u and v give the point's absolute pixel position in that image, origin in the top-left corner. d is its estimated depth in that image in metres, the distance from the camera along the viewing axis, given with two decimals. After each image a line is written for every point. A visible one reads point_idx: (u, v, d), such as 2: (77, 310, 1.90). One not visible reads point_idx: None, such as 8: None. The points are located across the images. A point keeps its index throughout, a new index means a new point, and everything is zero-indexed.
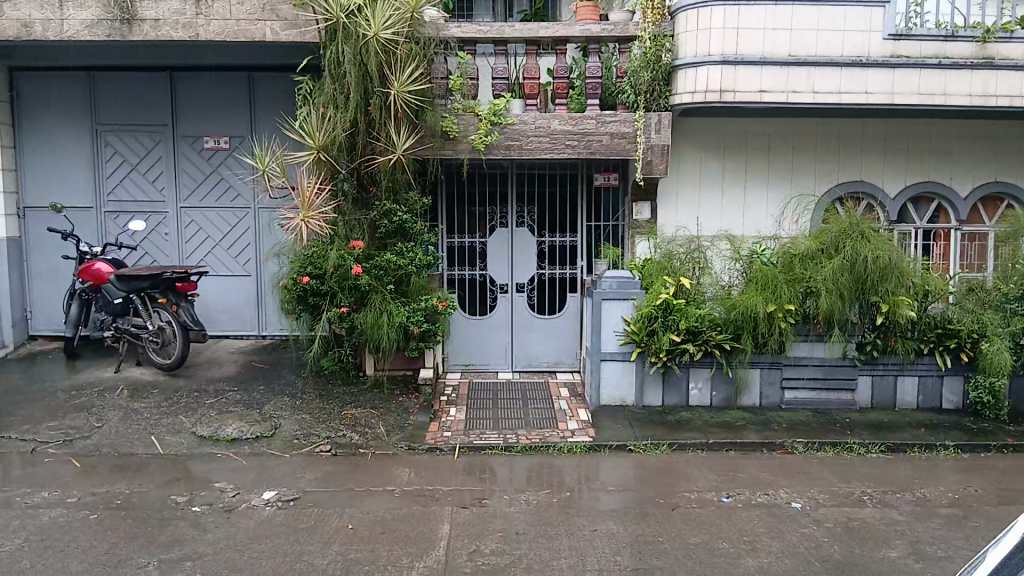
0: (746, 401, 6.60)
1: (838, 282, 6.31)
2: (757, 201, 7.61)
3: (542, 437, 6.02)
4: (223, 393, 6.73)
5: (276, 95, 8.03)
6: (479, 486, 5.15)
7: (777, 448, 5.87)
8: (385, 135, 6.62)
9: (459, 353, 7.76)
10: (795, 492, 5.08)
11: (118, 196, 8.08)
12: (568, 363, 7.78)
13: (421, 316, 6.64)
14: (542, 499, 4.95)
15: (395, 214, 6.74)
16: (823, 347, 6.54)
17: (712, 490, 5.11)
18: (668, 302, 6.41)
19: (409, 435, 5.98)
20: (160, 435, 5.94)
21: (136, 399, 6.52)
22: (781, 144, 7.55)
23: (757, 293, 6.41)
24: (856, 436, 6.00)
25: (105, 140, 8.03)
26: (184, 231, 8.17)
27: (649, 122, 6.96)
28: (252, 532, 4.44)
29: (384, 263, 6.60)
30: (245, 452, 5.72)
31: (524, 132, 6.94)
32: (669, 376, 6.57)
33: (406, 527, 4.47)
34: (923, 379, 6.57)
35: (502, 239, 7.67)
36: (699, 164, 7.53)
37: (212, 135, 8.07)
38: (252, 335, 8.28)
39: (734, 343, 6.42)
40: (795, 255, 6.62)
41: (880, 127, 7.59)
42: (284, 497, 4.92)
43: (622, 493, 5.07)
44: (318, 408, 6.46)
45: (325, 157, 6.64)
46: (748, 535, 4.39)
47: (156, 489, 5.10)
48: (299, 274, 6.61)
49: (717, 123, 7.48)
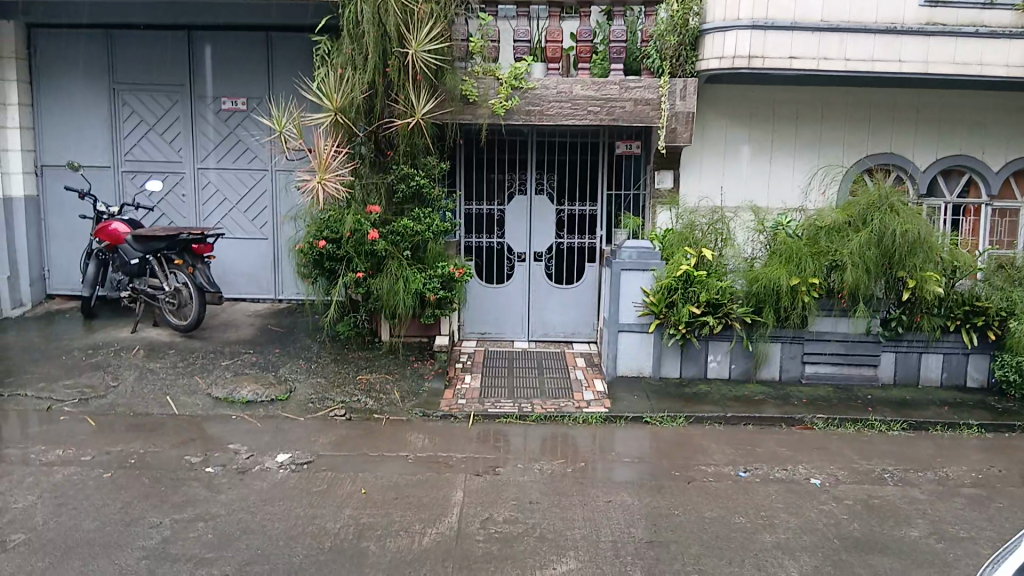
0: (765, 374, 6.48)
1: (865, 256, 6.15)
2: (782, 171, 7.43)
3: (557, 407, 5.97)
4: (239, 355, 6.73)
5: (295, 56, 7.91)
6: (493, 454, 5.12)
7: (796, 423, 5.78)
8: (403, 97, 6.49)
9: (474, 321, 7.70)
10: (815, 468, 4.99)
11: (135, 156, 8.03)
12: (585, 334, 7.69)
13: (437, 283, 6.56)
14: (557, 469, 4.90)
15: (413, 178, 6.63)
16: (847, 322, 6.40)
17: (730, 463, 5.04)
18: (689, 273, 6.31)
19: (424, 402, 5.95)
20: (176, 395, 5.95)
21: (153, 360, 6.53)
22: (809, 113, 7.35)
23: (781, 267, 6.28)
24: (878, 413, 5.89)
25: (123, 99, 7.97)
26: (201, 192, 8.12)
27: (673, 89, 6.76)
28: (265, 494, 4.43)
29: (401, 229, 6.52)
30: (260, 415, 5.71)
31: (546, 97, 6.79)
32: (688, 348, 6.47)
33: (419, 493, 4.44)
34: (948, 357, 6.42)
35: (521, 206, 7.55)
36: (724, 133, 7.36)
37: (230, 96, 7.99)
38: (268, 298, 8.25)
39: (756, 316, 6.31)
40: (821, 227, 6.46)
41: (913, 98, 7.36)
42: (298, 460, 4.91)
43: (638, 465, 5.01)
44: (333, 373, 6.45)
45: (343, 119, 6.52)
46: (765, 510, 4.32)
47: (171, 449, 5.11)
48: (315, 237, 6.54)
49: (744, 91, 7.28)
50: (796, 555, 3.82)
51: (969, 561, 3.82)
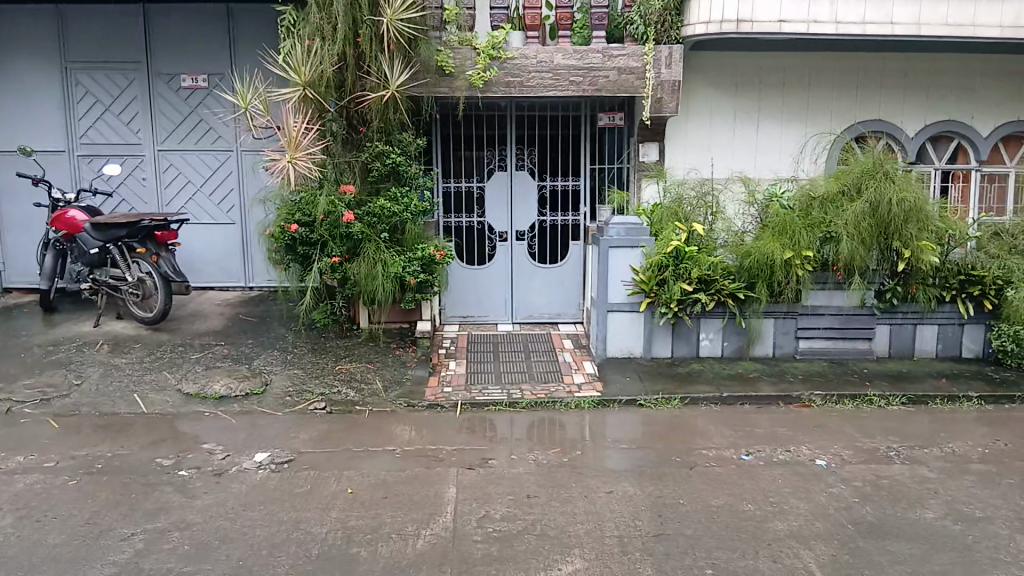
0: (758, 351, 6.31)
1: (861, 227, 5.97)
2: (770, 141, 7.22)
3: (548, 392, 5.73)
4: (210, 347, 6.39)
5: (258, 29, 7.50)
6: (484, 445, 4.87)
7: (793, 401, 5.61)
8: (375, 68, 6.13)
9: (456, 304, 7.42)
10: (818, 448, 4.82)
11: (92, 140, 7.57)
12: (571, 314, 7.46)
13: (417, 267, 6.25)
14: (553, 458, 4.66)
15: (389, 156, 6.30)
16: (842, 295, 6.23)
17: (731, 446, 4.85)
18: (680, 250, 6.11)
19: (407, 391, 5.68)
20: (144, 393, 5.60)
21: (117, 355, 6.16)
22: (796, 79, 7.13)
23: (773, 240, 6.08)
24: (876, 388, 5.75)
25: (76, 79, 7.48)
26: (163, 176, 7.69)
27: (659, 57, 6.50)
28: (245, 498, 4.14)
29: (377, 210, 6.21)
30: (235, 411, 5.40)
31: (527, 67, 6.47)
32: (679, 326, 6.27)
33: (409, 490, 4.18)
34: (943, 328, 6.31)
35: (501, 183, 7.25)
36: (709, 101, 7.12)
37: (190, 73, 7.55)
38: (239, 286, 7.88)
39: (749, 292, 6.10)
40: (814, 197, 6.27)
41: (901, 63, 7.19)
42: (277, 459, 4.62)
43: (636, 451, 4.80)
44: (311, 363, 6.14)
45: (312, 93, 6.12)
46: (773, 496, 4.14)
47: (141, 451, 4.78)
48: (286, 221, 6.18)
49: (731, 57, 7.04)
50: (811, 544, 3.63)
51: (988, 543, 3.67)
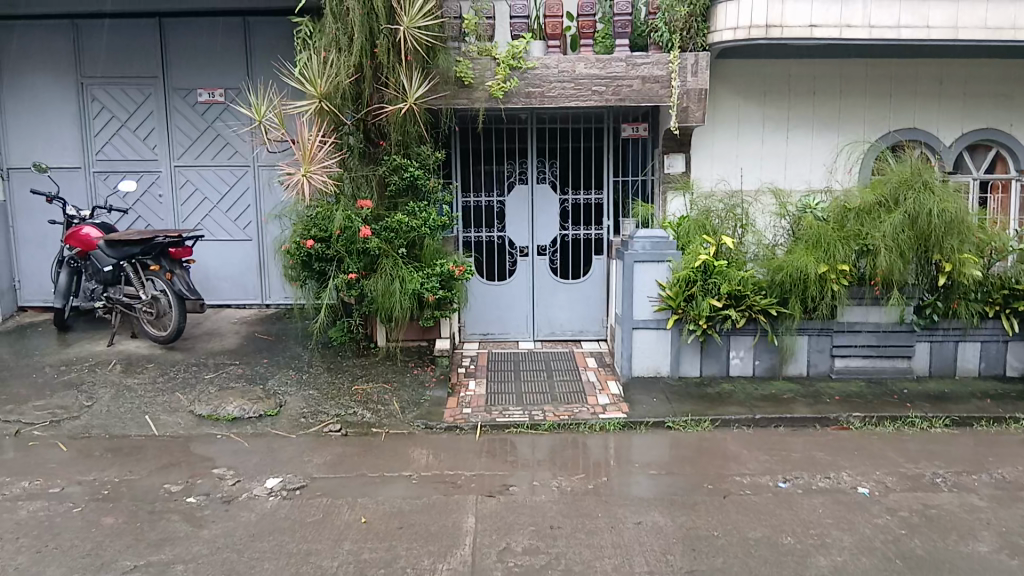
0: (792, 370, 6.04)
1: (899, 239, 5.68)
2: (800, 150, 6.97)
3: (571, 414, 5.49)
4: (224, 367, 6.23)
5: (274, 42, 7.40)
6: (504, 470, 4.64)
7: (830, 423, 5.32)
8: (393, 79, 5.98)
9: (475, 322, 7.22)
10: (859, 474, 4.54)
11: (107, 156, 7.50)
12: (594, 332, 7.23)
13: (435, 283, 6.06)
14: (578, 485, 4.42)
15: (407, 169, 6.12)
16: (879, 311, 5.95)
17: (766, 473, 4.57)
18: (708, 264, 5.85)
19: (426, 412, 5.47)
20: (155, 414, 5.45)
21: (130, 375, 6.02)
22: (827, 87, 6.89)
23: (807, 252, 5.82)
24: (918, 409, 5.45)
25: (92, 95, 7.42)
26: (179, 192, 7.60)
27: (684, 64, 6.30)
28: (253, 527, 3.94)
29: (394, 225, 6.03)
30: (248, 433, 5.22)
31: (547, 77, 6.30)
32: (708, 344, 6.01)
33: (426, 520, 3.97)
34: (986, 345, 6.01)
35: (522, 197, 7.06)
36: (737, 111, 6.89)
37: (206, 88, 7.46)
38: (255, 303, 7.75)
39: (781, 308, 5.84)
40: (849, 208, 5.99)
41: (936, 70, 6.93)
42: (289, 485, 4.43)
43: (665, 476, 4.54)
44: (326, 383, 5.96)
45: (327, 106, 5.98)
46: (814, 528, 3.87)
47: (149, 476, 4.62)
48: (302, 237, 6.02)
49: (758, 66, 6.82)
50: None
51: None
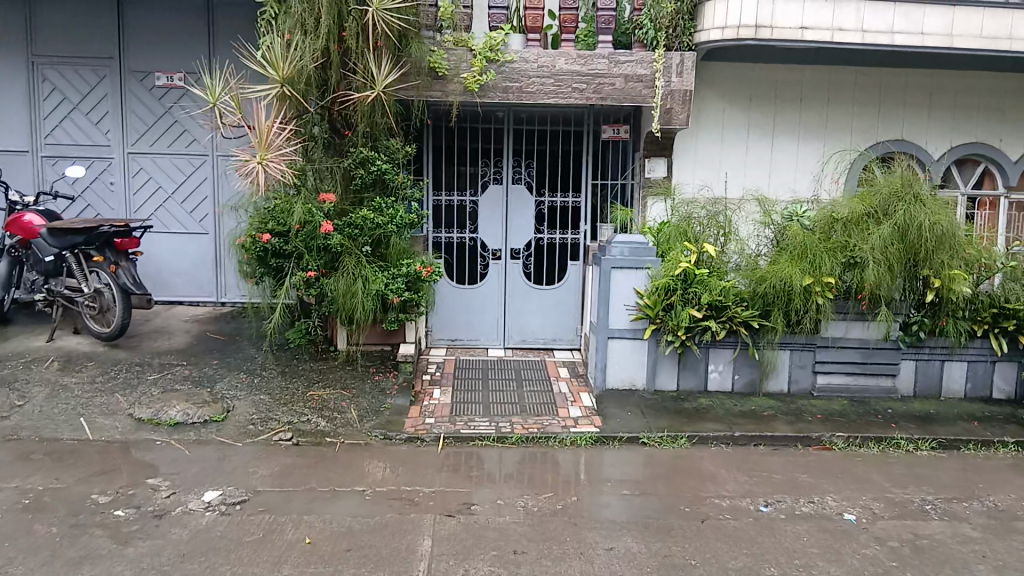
0: (772, 386, 5.76)
1: (888, 253, 5.44)
2: (785, 158, 6.74)
3: (541, 427, 5.16)
4: (170, 368, 5.81)
5: (238, 24, 7.03)
6: (467, 487, 4.29)
7: (813, 443, 5.05)
8: (362, 67, 5.62)
9: (443, 326, 6.87)
10: (845, 499, 4.26)
11: (56, 140, 7.05)
12: (567, 340, 6.92)
13: (401, 284, 5.69)
14: (545, 506, 4.08)
15: (374, 162, 5.78)
16: (864, 326, 5.71)
17: (747, 495, 4.28)
18: (689, 272, 5.56)
19: (385, 422, 5.11)
20: (91, 417, 5.02)
21: (67, 374, 5.58)
22: (814, 95, 6.67)
23: (792, 264, 5.57)
24: (903, 430, 5.20)
25: (42, 74, 6.97)
26: (132, 180, 7.16)
27: (669, 64, 6.02)
28: (184, 546, 3.56)
29: (358, 221, 5.67)
30: (190, 440, 4.82)
31: (525, 72, 5.99)
32: (686, 357, 5.72)
33: (378, 541, 3.61)
34: (973, 365, 5.79)
35: (496, 197, 6.74)
36: (722, 116, 6.64)
37: (165, 71, 7.05)
38: (210, 301, 7.32)
39: (763, 321, 5.56)
40: (837, 218, 5.73)
41: (926, 80, 6.74)
42: (229, 500, 4.04)
43: (639, 497, 4.23)
44: (280, 388, 5.57)
45: (290, 91, 5.62)
46: (799, 558, 3.58)
47: (76, 485, 4.19)
48: (257, 231, 5.65)
49: (745, 70, 6.58)
50: None
51: None
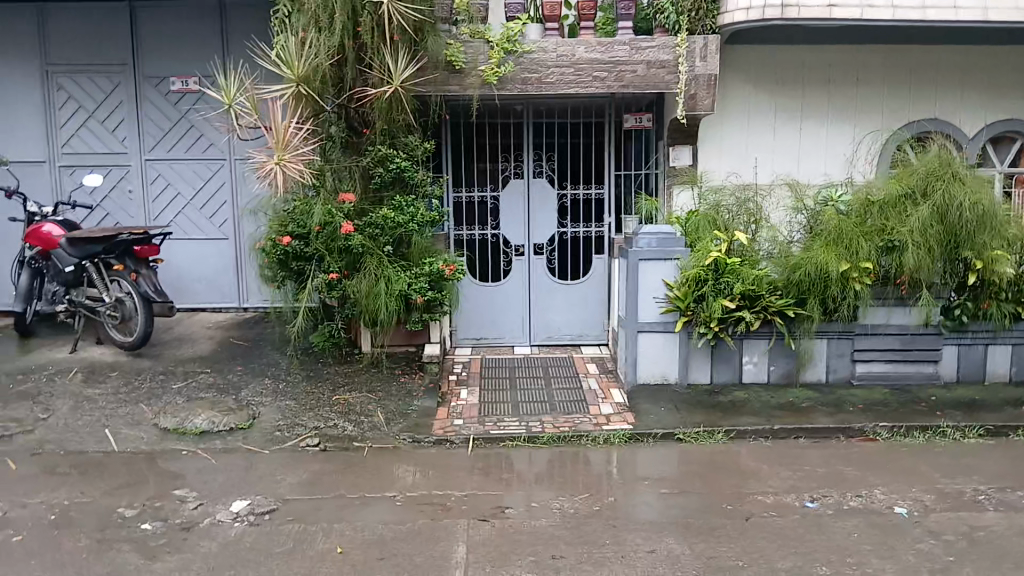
0: (810, 376, 5.58)
1: (926, 235, 5.25)
2: (814, 141, 6.54)
3: (572, 425, 5.01)
4: (194, 376, 5.74)
5: (250, 25, 6.94)
6: (500, 490, 4.16)
7: (855, 434, 4.87)
8: (378, 63, 5.51)
9: (468, 326, 6.76)
10: (893, 492, 4.09)
11: (74, 149, 7.02)
12: (594, 335, 6.78)
13: (424, 284, 5.61)
14: (581, 508, 3.94)
15: (393, 160, 5.68)
16: (905, 312, 5.51)
17: (791, 491, 4.11)
18: (720, 261, 5.40)
19: (413, 425, 4.99)
20: (116, 428, 4.95)
21: (91, 386, 5.52)
22: (842, 76, 6.46)
23: (827, 249, 5.39)
24: (949, 418, 5.00)
25: (57, 83, 6.94)
26: (150, 187, 7.12)
27: (693, 47, 5.85)
28: (213, 559, 3.47)
29: (379, 220, 5.59)
30: (216, 449, 4.73)
31: (545, 61, 5.85)
32: (719, 348, 5.56)
33: (411, 550, 3.49)
34: (1019, 349, 5.58)
35: (518, 192, 6.61)
36: (747, 101, 6.46)
37: (180, 76, 6.99)
38: (231, 307, 7.26)
39: (799, 309, 5.38)
40: (873, 201, 5.53)
41: (958, 56, 6.51)
42: (257, 510, 3.95)
43: (678, 496, 4.08)
44: (305, 393, 5.47)
45: (305, 90, 5.54)
46: (852, 556, 3.41)
47: (102, 499, 4.11)
48: (278, 234, 5.57)
49: (771, 52, 6.39)
50: None
51: None
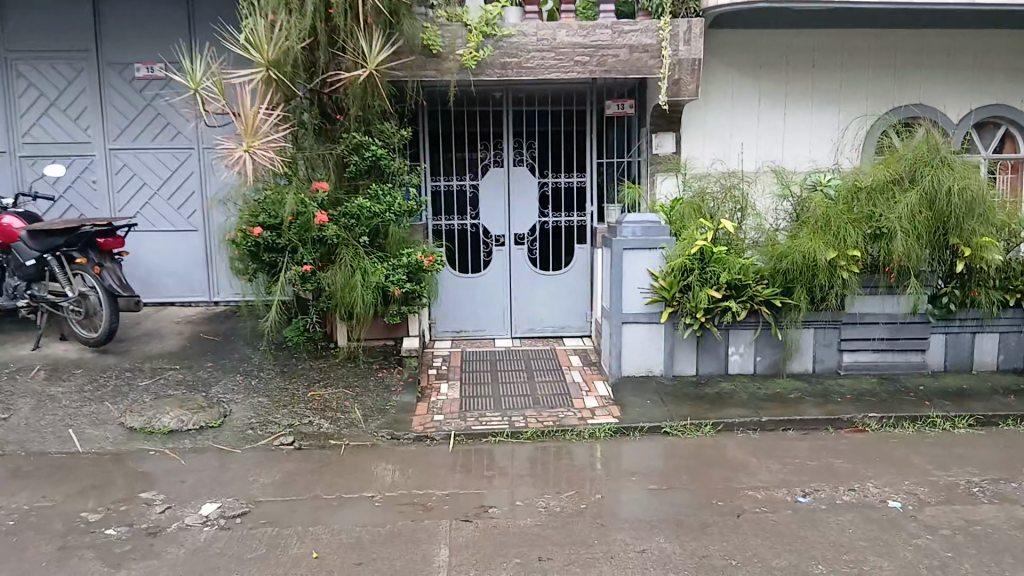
0: (796, 367, 5.49)
1: (914, 222, 5.16)
2: (798, 127, 6.45)
3: (556, 419, 4.87)
4: (162, 373, 5.51)
5: (219, 9, 6.71)
6: (483, 487, 4.01)
7: (844, 425, 4.78)
8: (351, 44, 5.27)
9: (447, 318, 6.60)
10: (886, 485, 3.99)
11: (35, 138, 6.73)
12: (577, 327, 6.64)
13: (402, 276, 5.43)
14: (568, 506, 3.80)
15: (368, 148, 5.50)
16: (893, 300, 5.44)
17: (783, 485, 4.00)
18: (705, 250, 5.28)
19: (392, 421, 4.82)
20: (79, 428, 4.73)
21: (54, 384, 5.28)
22: (827, 61, 6.36)
23: (816, 237, 5.28)
24: (938, 408, 4.93)
25: (16, 70, 6.64)
26: (115, 178, 6.85)
27: (676, 32, 5.71)
28: (181, 567, 3.27)
29: (354, 210, 5.39)
30: (186, 449, 4.53)
31: (524, 45, 5.68)
32: (705, 339, 5.44)
33: (391, 553, 3.33)
34: (1005, 337, 5.53)
35: (497, 180, 6.43)
36: (731, 87, 6.34)
37: (145, 62, 6.71)
38: (202, 301, 7.03)
39: (786, 298, 5.28)
40: (861, 187, 5.44)
41: (943, 40, 6.43)
42: (228, 513, 3.76)
43: (668, 491, 3.95)
44: (279, 390, 5.27)
45: (276, 74, 5.27)
46: (848, 552, 3.30)
47: (64, 503, 3.90)
48: (248, 224, 5.31)
49: (756, 36, 6.27)
50: None
51: None
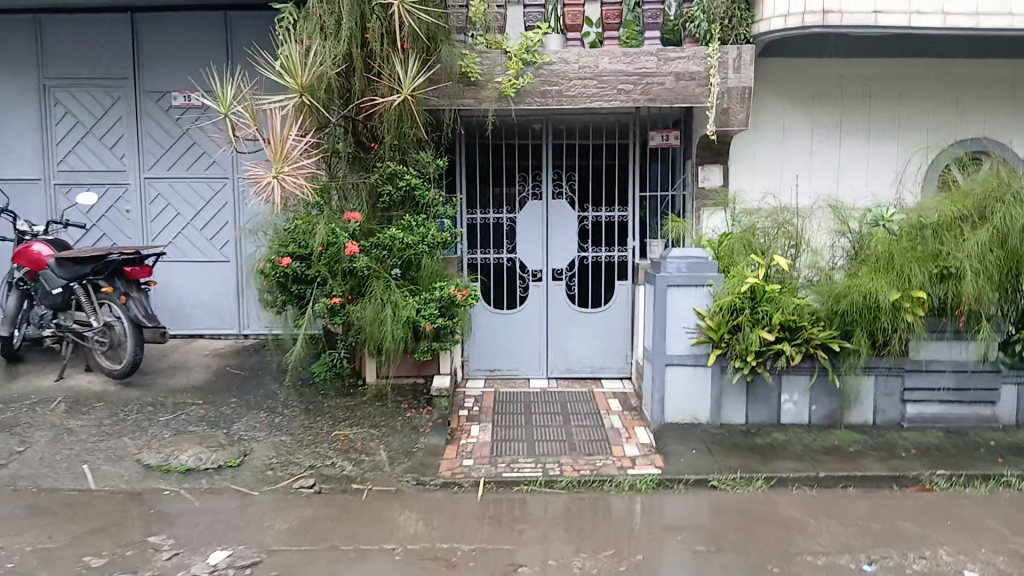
0: (855, 418, 5.08)
1: (986, 261, 4.77)
2: (854, 161, 6.11)
3: (594, 468, 4.54)
4: (184, 407, 5.32)
5: (256, 37, 6.66)
6: (512, 542, 3.69)
7: (910, 483, 4.36)
8: (386, 70, 5.16)
9: (480, 356, 6.32)
10: (962, 554, 3.57)
11: (70, 166, 6.71)
12: (616, 368, 6.32)
13: (434, 309, 5.19)
14: (605, 568, 3.45)
15: (403, 177, 5.32)
16: (963, 346, 5.00)
17: (845, 550, 3.60)
18: (758, 289, 4.91)
19: (417, 465, 4.54)
20: (95, 464, 4.54)
21: (74, 417, 5.12)
22: (884, 92, 6.04)
23: (876, 276, 4.93)
24: (1014, 466, 4.47)
25: (55, 98, 6.66)
26: (149, 207, 6.79)
27: (724, 59, 5.45)
28: None
29: (386, 241, 5.18)
30: (202, 489, 4.30)
31: (566, 73, 5.48)
32: (755, 385, 5.08)
33: None
34: None
35: (535, 214, 6.20)
36: (782, 118, 6.05)
37: (182, 90, 6.69)
38: (231, 334, 6.88)
39: (844, 342, 4.90)
40: (925, 225, 5.07)
41: (1008, 71, 6.07)
42: (238, 562, 3.50)
43: (717, 553, 3.58)
44: (302, 428, 5.03)
45: (309, 100, 5.18)
46: None
47: (70, 544, 3.67)
48: (277, 254, 5.19)
49: (809, 65, 5.99)
50: None
51: None
